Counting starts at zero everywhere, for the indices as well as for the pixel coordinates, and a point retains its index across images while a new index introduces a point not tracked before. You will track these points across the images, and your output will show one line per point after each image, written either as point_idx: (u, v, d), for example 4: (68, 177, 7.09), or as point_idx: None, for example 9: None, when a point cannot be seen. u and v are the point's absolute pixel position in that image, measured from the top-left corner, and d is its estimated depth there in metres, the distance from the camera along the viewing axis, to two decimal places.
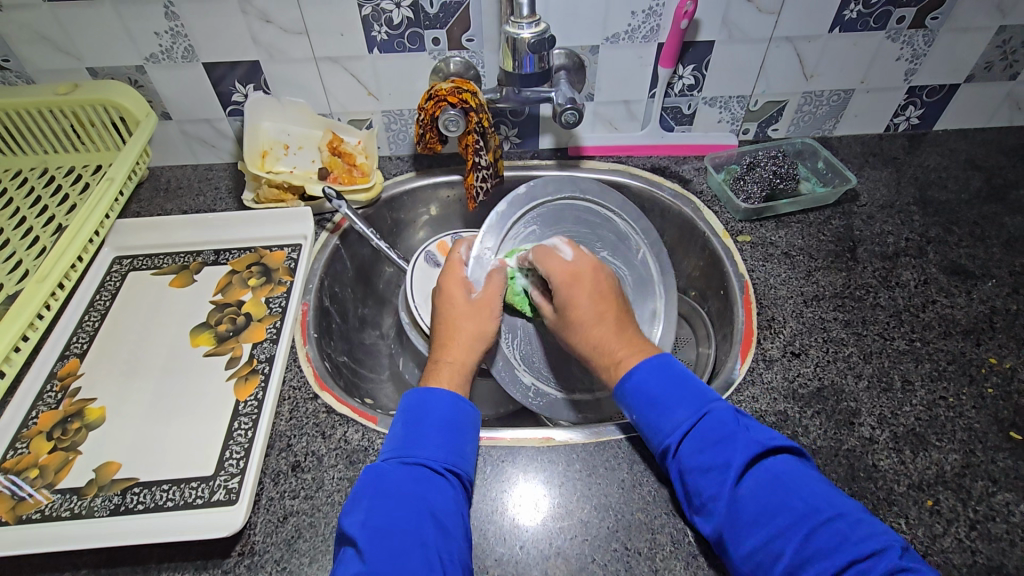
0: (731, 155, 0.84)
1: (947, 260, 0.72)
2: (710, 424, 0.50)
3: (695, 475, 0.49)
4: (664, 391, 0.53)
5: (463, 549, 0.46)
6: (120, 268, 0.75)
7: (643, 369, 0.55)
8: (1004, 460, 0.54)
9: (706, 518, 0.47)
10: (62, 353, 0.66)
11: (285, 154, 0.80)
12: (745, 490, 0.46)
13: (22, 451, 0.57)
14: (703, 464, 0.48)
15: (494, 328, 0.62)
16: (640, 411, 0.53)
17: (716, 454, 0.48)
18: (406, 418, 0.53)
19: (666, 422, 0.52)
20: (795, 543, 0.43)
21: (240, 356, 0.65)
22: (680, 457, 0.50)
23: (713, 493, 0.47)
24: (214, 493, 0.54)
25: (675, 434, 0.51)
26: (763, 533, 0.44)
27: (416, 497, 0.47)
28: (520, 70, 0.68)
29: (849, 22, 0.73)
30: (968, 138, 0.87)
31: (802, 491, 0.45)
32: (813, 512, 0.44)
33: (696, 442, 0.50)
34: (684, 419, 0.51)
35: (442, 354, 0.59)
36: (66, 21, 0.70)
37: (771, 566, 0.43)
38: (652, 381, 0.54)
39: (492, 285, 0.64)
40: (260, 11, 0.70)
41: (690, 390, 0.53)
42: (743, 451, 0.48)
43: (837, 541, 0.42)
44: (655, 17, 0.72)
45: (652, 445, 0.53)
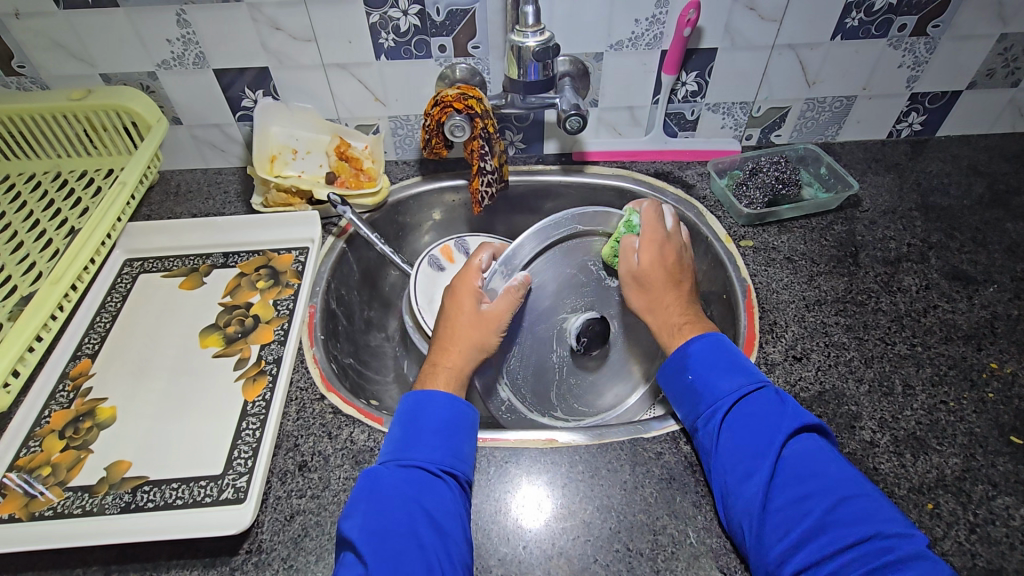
0: (734, 160, 0.85)
1: (949, 266, 0.72)
2: (765, 394, 0.53)
3: (739, 437, 0.51)
4: (721, 358, 0.56)
5: (462, 548, 0.47)
6: (130, 270, 0.76)
7: (709, 339, 0.58)
8: (1004, 465, 0.54)
9: (737, 479, 0.49)
10: (73, 353, 0.67)
11: (293, 159, 0.81)
12: (788, 456, 0.49)
13: (35, 449, 0.58)
14: (750, 427, 0.51)
15: (494, 343, 0.61)
16: (697, 372, 0.56)
17: (766, 420, 0.51)
18: (404, 421, 0.54)
19: (719, 384, 0.54)
20: (826, 507, 0.45)
21: (248, 357, 0.66)
22: (728, 418, 0.52)
23: (754, 453, 0.50)
24: (223, 491, 0.54)
25: (726, 396, 0.53)
26: (797, 495, 0.46)
27: (412, 498, 0.48)
28: (523, 78, 0.69)
29: (850, 30, 0.74)
30: (971, 144, 0.88)
31: (840, 468, 0.48)
32: (850, 487, 0.46)
33: (745, 407, 0.52)
34: (741, 384, 0.54)
35: (441, 358, 0.60)
36: (81, 29, 0.72)
37: (796, 526, 0.45)
38: (715, 349, 0.57)
39: (506, 300, 0.62)
40: (269, 19, 0.72)
41: (743, 362, 0.56)
42: (791, 422, 0.51)
43: (867, 513, 0.44)
44: (658, 25, 0.73)
45: (695, 408, 0.55)
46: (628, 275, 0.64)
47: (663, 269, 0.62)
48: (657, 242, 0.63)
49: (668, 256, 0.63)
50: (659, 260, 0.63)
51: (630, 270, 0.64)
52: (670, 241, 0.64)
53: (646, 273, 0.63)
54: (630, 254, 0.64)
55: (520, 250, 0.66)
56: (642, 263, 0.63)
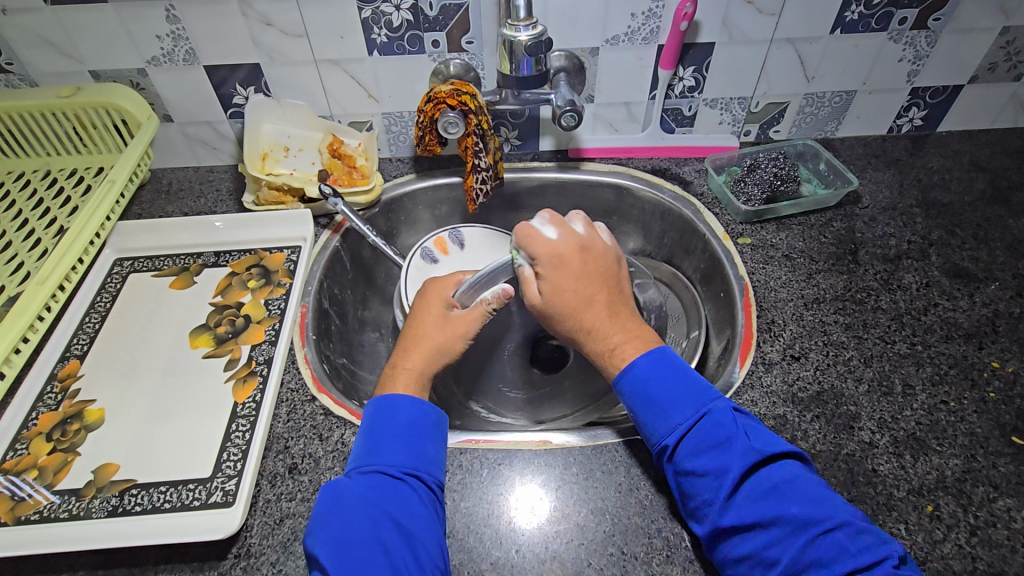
0: (732, 157, 0.84)
1: (949, 263, 0.71)
2: (711, 424, 0.49)
3: (689, 479, 0.48)
4: (660, 388, 0.52)
5: (431, 547, 0.46)
6: (121, 269, 0.75)
7: (645, 361, 0.54)
8: (1006, 466, 0.54)
9: (699, 521, 0.47)
10: (62, 354, 0.66)
11: (285, 156, 0.80)
12: (744, 496, 0.46)
13: (22, 452, 0.57)
14: (700, 468, 0.47)
15: (461, 346, 0.60)
16: (637, 407, 0.52)
17: (714, 459, 0.47)
18: (367, 427, 0.53)
19: (663, 422, 0.51)
20: (791, 554, 0.43)
21: (239, 358, 0.65)
22: (676, 457, 0.49)
23: (709, 498, 0.47)
24: (211, 495, 0.54)
25: (673, 434, 0.50)
26: (761, 540, 0.44)
27: (376, 505, 0.47)
28: (516, 74, 0.67)
29: (850, 23, 0.73)
30: (972, 139, 0.86)
31: (801, 503, 0.45)
32: (812, 524, 0.44)
33: (693, 445, 0.49)
34: (680, 420, 0.50)
35: (402, 360, 0.59)
36: (69, 25, 0.71)
37: (764, 573, 0.44)
38: (652, 374, 0.53)
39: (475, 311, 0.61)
40: (260, 14, 0.71)
41: (687, 386, 0.52)
42: (742, 458, 0.47)
43: (835, 553, 0.43)
44: (654, 18, 0.72)
45: (649, 443, 0.52)
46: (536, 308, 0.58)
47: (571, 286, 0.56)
48: (556, 264, 0.57)
49: (571, 272, 0.57)
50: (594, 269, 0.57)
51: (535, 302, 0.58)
52: (567, 248, 0.58)
53: (554, 299, 0.57)
54: (531, 284, 0.58)
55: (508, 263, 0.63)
56: (546, 292, 0.57)
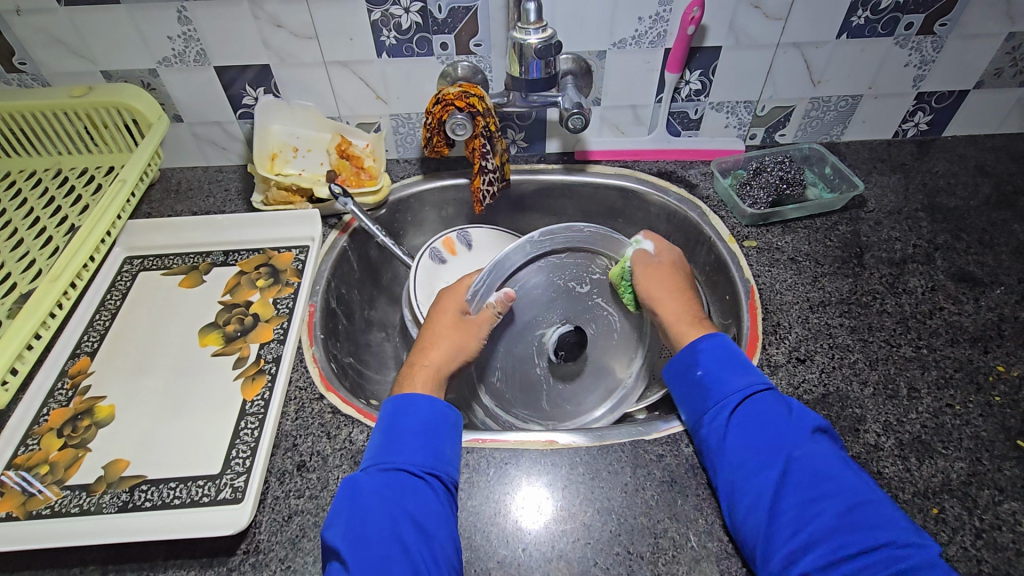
0: (737, 160, 0.84)
1: (955, 267, 0.71)
2: (771, 397, 0.54)
3: (744, 437, 0.51)
4: (728, 359, 0.57)
5: (448, 547, 0.47)
6: (130, 268, 0.76)
7: (713, 339, 0.59)
8: (1011, 469, 0.54)
9: (745, 475, 0.49)
10: (73, 351, 0.67)
11: (294, 157, 0.81)
12: (799, 457, 0.49)
13: (33, 447, 0.58)
14: (758, 429, 0.51)
15: (476, 345, 0.62)
16: (703, 369, 0.57)
17: (772, 424, 0.51)
18: (384, 426, 0.53)
19: (728, 383, 0.55)
20: (839, 513, 0.45)
21: (248, 356, 0.66)
22: (735, 415, 0.53)
23: (761, 454, 0.50)
24: (221, 491, 0.54)
25: (736, 394, 0.54)
26: (810, 496, 0.47)
27: (394, 503, 0.48)
28: (525, 76, 0.68)
29: (857, 28, 0.73)
30: (978, 144, 0.87)
31: (849, 475, 0.48)
32: (859, 493, 0.46)
33: (754, 406, 0.53)
34: (744, 385, 0.55)
35: (420, 358, 0.60)
36: (82, 26, 0.72)
37: (807, 528, 0.45)
38: (719, 349, 0.58)
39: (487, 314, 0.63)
40: (271, 16, 0.71)
41: (751, 366, 0.57)
42: (799, 424, 0.51)
43: (880, 522, 0.44)
44: (662, 22, 0.72)
45: (701, 407, 0.56)
46: (645, 272, 0.65)
47: (675, 268, 0.67)
48: (669, 255, 0.68)
49: (678, 259, 0.68)
50: (677, 260, 0.67)
51: (645, 267, 0.66)
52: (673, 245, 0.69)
53: (655, 274, 0.65)
54: (642, 258, 0.66)
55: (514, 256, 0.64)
56: (660, 261, 0.66)
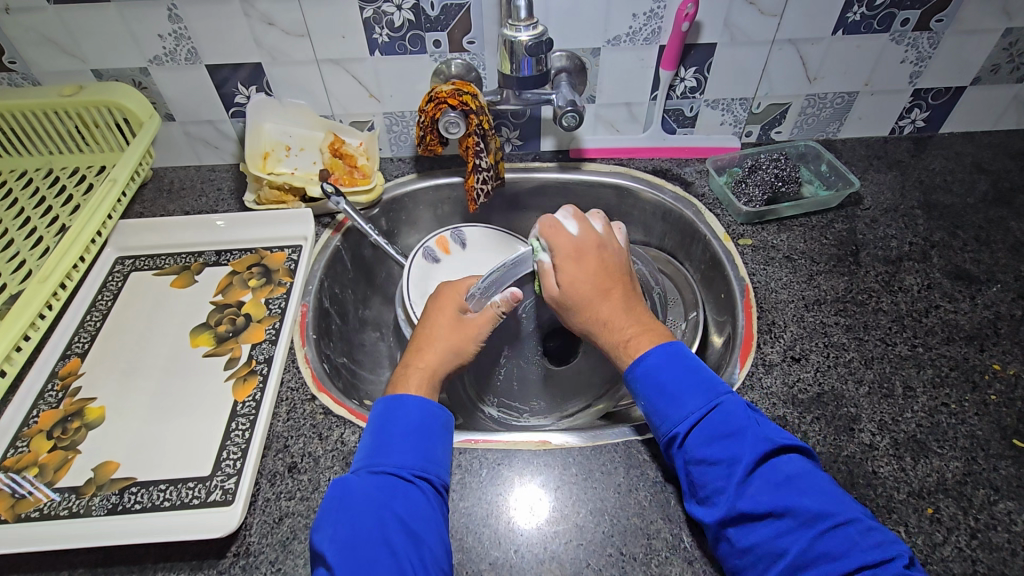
0: (733, 158, 0.84)
1: (951, 265, 0.71)
2: (726, 415, 0.51)
3: (701, 468, 0.49)
4: (675, 378, 0.53)
5: (437, 551, 0.46)
6: (122, 268, 0.76)
7: (657, 355, 0.55)
8: (1007, 469, 0.53)
9: (710, 508, 0.48)
10: (63, 352, 0.66)
11: (286, 155, 0.80)
12: (759, 484, 0.47)
13: (22, 449, 0.57)
14: (711, 457, 0.48)
15: (473, 348, 0.61)
16: (649, 397, 0.54)
17: (727, 447, 0.49)
18: (375, 427, 0.53)
19: (675, 411, 0.52)
20: (800, 546, 0.43)
21: (239, 356, 0.65)
22: (687, 446, 0.50)
23: (719, 485, 0.48)
24: (211, 493, 0.54)
25: (684, 423, 0.51)
26: (769, 530, 0.45)
27: (384, 505, 0.47)
28: (516, 74, 0.67)
29: (852, 24, 0.73)
30: (975, 141, 0.86)
31: (811, 497, 0.45)
32: (825, 515, 0.44)
33: (704, 433, 0.50)
34: (694, 409, 0.51)
35: (415, 359, 0.60)
36: (72, 24, 0.71)
37: (772, 563, 0.44)
38: (663, 367, 0.54)
39: (487, 316, 0.61)
40: (262, 14, 0.71)
41: (701, 378, 0.53)
42: (754, 447, 0.48)
43: (846, 545, 0.43)
44: (656, 19, 0.72)
45: (659, 434, 0.53)
46: (553, 300, 0.61)
47: (588, 279, 0.59)
48: (586, 254, 0.60)
49: (587, 266, 0.60)
50: (600, 270, 0.60)
51: (553, 293, 0.61)
52: (587, 243, 0.61)
53: (569, 291, 0.59)
54: (549, 275, 0.61)
55: (523, 262, 0.63)
56: (563, 281, 0.60)
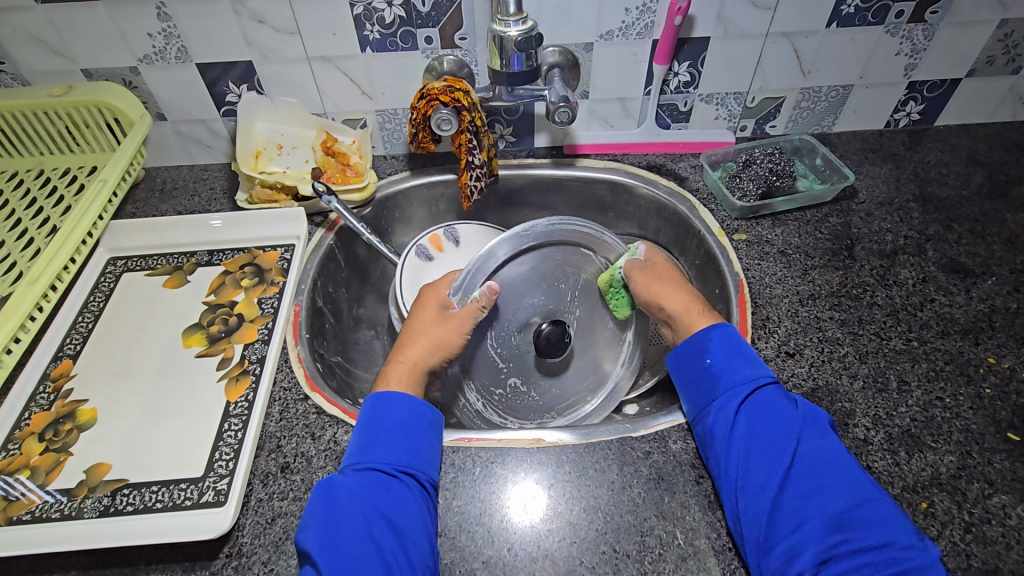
0: (727, 152, 0.83)
1: (946, 258, 0.71)
2: (779, 392, 0.54)
3: (752, 428, 0.51)
4: (738, 351, 0.57)
5: (424, 547, 0.46)
6: (114, 268, 0.75)
7: (723, 331, 0.59)
8: (1001, 462, 0.53)
9: (753, 468, 0.49)
10: (55, 354, 0.66)
11: (278, 154, 0.80)
12: (811, 448, 0.49)
13: (14, 452, 0.57)
14: (766, 419, 0.52)
15: (457, 342, 0.61)
16: (711, 360, 0.57)
17: (782, 414, 0.52)
18: (362, 425, 0.53)
19: (737, 374, 0.55)
20: (841, 508, 0.45)
21: (231, 357, 0.65)
22: (741, 404, 0.53)
23: (770, 444, 0.50)
24: (203, 494, 0.54)
25: (741, 387, 0.54)
26: (815, 490, 0.47)
27: (370, 502, 0.48)
28: (507, 69, 0.67)
29: (846, 17, 0.72)
30: (970, 134, 0.86)
31: (854, 472, 0.48)
32: (865, 491, 0.47)
33: (766, 398, 0.53)
34: (755, 377, 0.55)
35: (398, 354, 0.61)
36: (60, 24, 0.71)
37: (810, 520, 0.45)
38: (730, 340, 0.58)
39: (472, 311, 0.61)
40: (252, 12, 0.70)
41: (759, 359, 0.57)
42: (807, 420, 0.51)
43: (882, 518, 0.45)
44: (649, 13, 0.71)
45: (706, 396, 0.56)
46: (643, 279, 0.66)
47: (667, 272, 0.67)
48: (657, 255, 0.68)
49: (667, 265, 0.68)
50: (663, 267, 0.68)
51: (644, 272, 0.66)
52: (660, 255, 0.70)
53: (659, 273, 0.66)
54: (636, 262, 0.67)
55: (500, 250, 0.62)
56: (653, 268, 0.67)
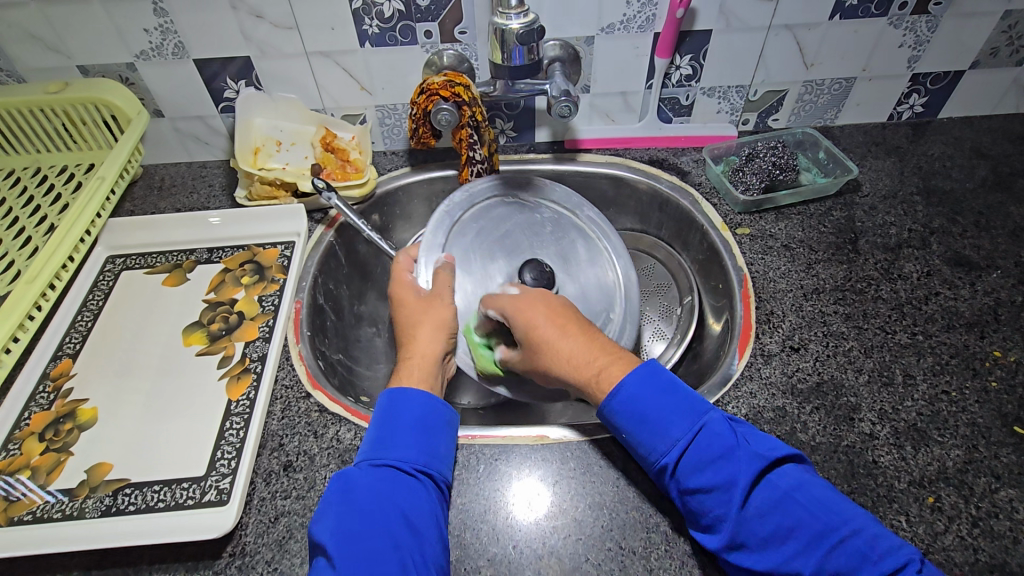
0: (730, 146, 0.83)
1: (951, 252, 0.70)
2: (708, 440, 0.47)
3: (696, 496, 0.46)
4: (653, 408, 0.49)
5: (437, 549, 0.46)
6: (113, 267, 0.75)
7: (633, 380, 0.51)
8: (1008, 456, 0.53)
9: (714, 534, 0.46)
10: (55, 353, 0.65)
11: (277, 151, 0.79)
12: (760, 505, 0.44)
13: (14, 452, 0.57)
14: (705, 486, 0.46)
15: (450, 317, 0.62)
16: (629, 431, 0.50)
17: (719, 473, 0.45)
18: (379, 420, 0.53)
19: (660, 442, 0.48)
20: (810, 567, 0.42)
21: (233, 355, 0.65)
22: (677, 477, 0.47)
23: (721, 514, 0.45)
24: (205, 494, 0.53)
25: (671, 454, 0.48)
26: (778, 555, 0.43)
27: (387, 497, 0.47)
28: (508, 63, 0.66)
29: (849, 9, 0.72)
30: (973, 126, 0.85)
31: (815, 512, 0.43)
32: (832, 531, 0.42)
33: (695, 461, 0.47)
34: (678, 437, 0.48)
35: (405, 351, 0.60)
36: (56, 20, 0.70)
37: None
38: (641, 396, 0.50)
39: (442, 280, 0.64)
40: (250, 7, 0.69)
41: (681, 405, 0.49)
42: (748, 468, 0.45)
43: (857, 561, 0.41)
44: (650, 6, 0.71)
45: (647, 463, 0.50)
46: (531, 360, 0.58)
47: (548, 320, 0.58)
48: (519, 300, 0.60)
49: (546, 310, 0.58)
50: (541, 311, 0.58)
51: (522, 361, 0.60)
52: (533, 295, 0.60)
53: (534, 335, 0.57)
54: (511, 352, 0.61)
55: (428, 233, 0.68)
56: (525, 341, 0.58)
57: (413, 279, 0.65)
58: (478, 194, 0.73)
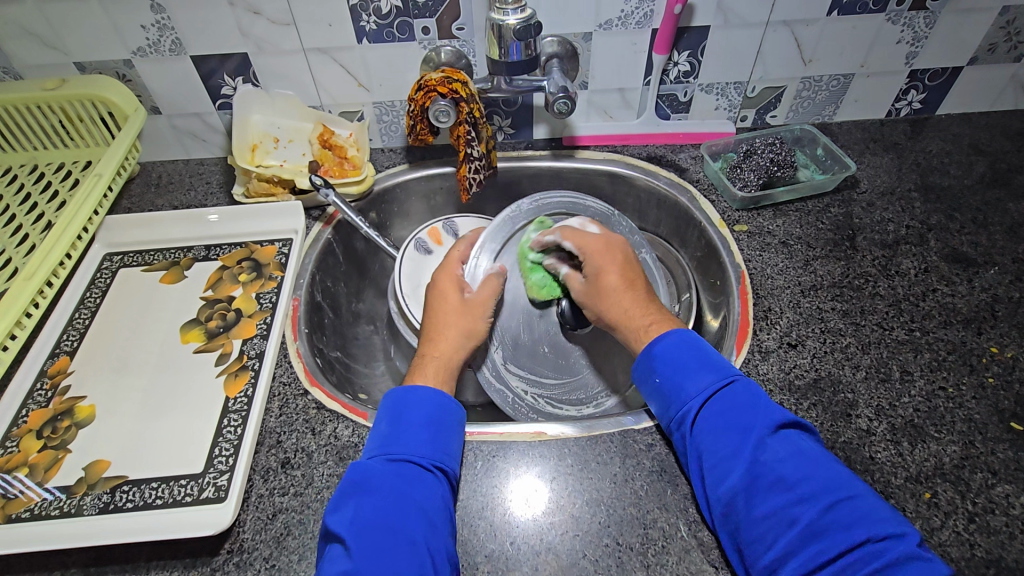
0: (727, 143, 0.83)
1: (948, 248, 0.70)
2: (737, 393, 0.51)
3: (711, 439, 0.49)
4: (689, 357, 0.54)
5: (450, 544, 0.46)
6: (110, 264, 0.75)
7: (672, 338, 0.55)
8: (1004, 452, 0.53)
9: (720, 479, 0.47)
10: (52, 350, 0.65)
11: (275, 147, 0.79)
12: (772, 452, 0.47)
13: (12, 449, 0.57)
14: (723, 429, 0.49)
15: (483, 327, 0.62)
16: (664, 374, 0.54)
17: (738, 420, 0.49)
18: (391, 415, 0.52)
19: (689, 385, 0.52)
20: (813, 512, 0.43)
21: (230, 352, 0.65)
22: (699, 420, 0.51)
23: (730, 454, 0.48)
24: (203, 490, 0.53)
25: (697, 398, 0.51)
26: (780, 499, 0.44)
27: (404, 492, 0.47)
28: (505, 59, 0.66)
29: (848, 4, 0.72)
30: (972, 122, 0.85)
31: (823, 469, 0.46)
32: (837, 487, 0.44)
33: (718, 407, 0.50)
34: (707, 384, 0.52)
35: (430, 349, 0.59)
36: (52, 17, 0.70)
37: (781, 532, 0.43)
38: (679, 348, 0.55)
39: (489, 286, 0.64)
40: (247, 3, 0.69)
41: (712, 360, 0.54)
42: (766, 419, 0.49)
43: (857, 517, 0.43)
44: (648, 2, 0.70)
45: (670, 411, 0.53)
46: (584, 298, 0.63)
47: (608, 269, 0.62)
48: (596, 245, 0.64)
49: (615, 260, 0.63)
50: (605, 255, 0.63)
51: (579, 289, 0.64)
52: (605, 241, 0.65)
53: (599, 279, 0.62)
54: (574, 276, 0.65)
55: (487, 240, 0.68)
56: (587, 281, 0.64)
57: (460, 272, 0.66)
58: (546, 207, 0.71)
